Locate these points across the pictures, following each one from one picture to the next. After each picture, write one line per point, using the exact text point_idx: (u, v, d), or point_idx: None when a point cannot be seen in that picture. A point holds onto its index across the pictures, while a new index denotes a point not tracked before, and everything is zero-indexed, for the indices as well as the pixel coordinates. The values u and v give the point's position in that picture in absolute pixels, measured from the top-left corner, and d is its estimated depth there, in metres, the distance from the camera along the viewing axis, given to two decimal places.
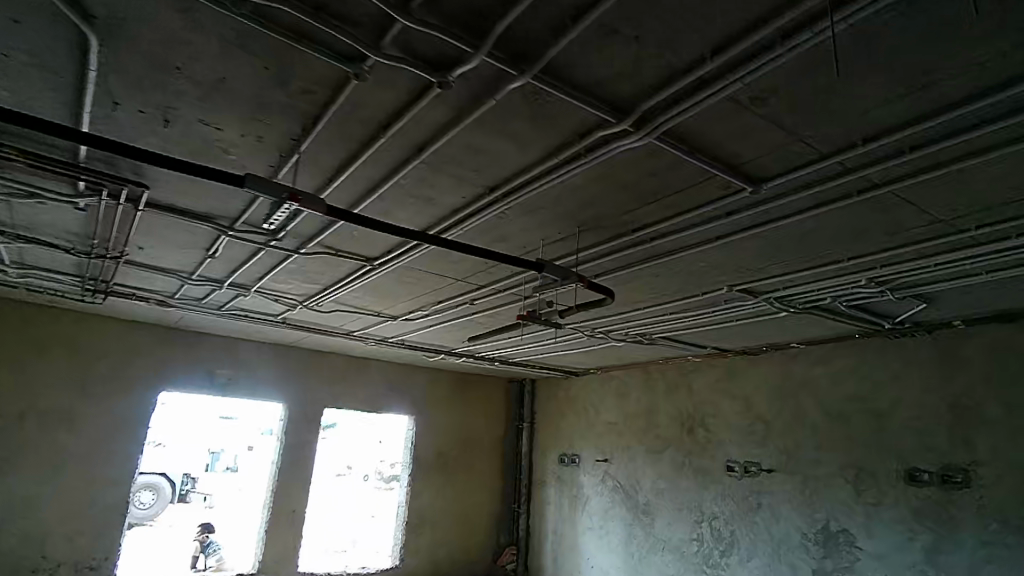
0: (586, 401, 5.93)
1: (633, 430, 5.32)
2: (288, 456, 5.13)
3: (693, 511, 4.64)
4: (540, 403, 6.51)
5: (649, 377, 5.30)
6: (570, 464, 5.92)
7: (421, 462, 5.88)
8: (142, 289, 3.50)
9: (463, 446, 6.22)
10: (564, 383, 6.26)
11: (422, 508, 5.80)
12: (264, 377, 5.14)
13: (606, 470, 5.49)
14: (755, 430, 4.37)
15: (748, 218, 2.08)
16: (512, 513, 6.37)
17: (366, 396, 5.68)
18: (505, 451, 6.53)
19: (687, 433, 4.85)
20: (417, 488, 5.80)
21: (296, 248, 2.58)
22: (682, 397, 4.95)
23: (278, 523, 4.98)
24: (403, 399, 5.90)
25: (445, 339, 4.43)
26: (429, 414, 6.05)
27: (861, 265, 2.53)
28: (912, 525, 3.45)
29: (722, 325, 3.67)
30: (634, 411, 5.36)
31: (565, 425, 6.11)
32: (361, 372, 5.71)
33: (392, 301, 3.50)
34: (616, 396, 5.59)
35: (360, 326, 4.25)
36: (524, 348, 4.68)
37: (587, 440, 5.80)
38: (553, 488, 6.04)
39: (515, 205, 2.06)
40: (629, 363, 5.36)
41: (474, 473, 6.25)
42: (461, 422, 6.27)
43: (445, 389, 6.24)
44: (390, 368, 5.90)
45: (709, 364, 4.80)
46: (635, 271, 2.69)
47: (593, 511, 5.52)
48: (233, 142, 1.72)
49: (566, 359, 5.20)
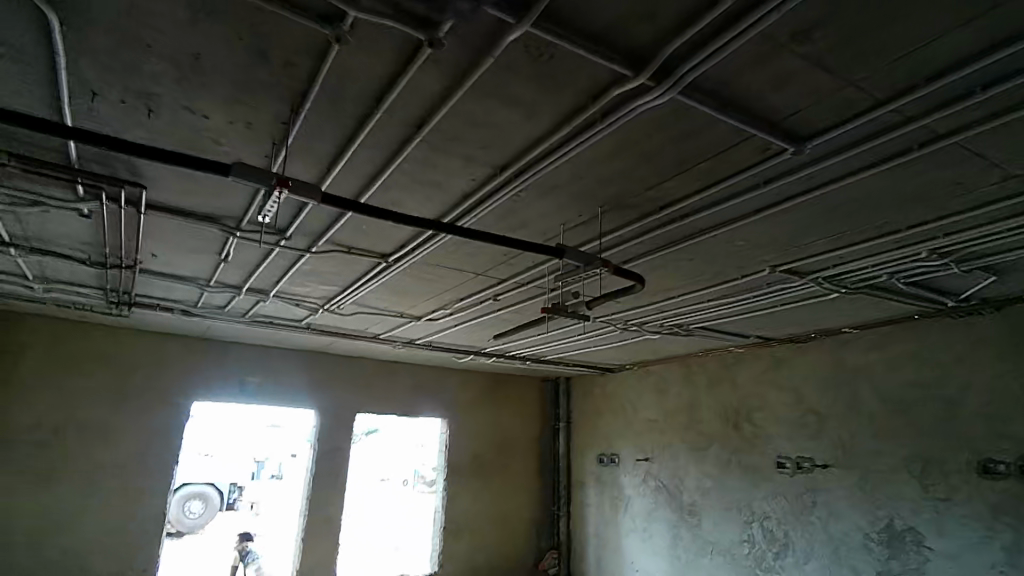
0: (623, 398, 5.71)
1: (675, 426, 5.09)
2: (322, 463, 5.08)
3: (743, 511, 4.38)
4: (576, 401, 6.32)
5: (689, 371, 5.05)
6: (610, 464, 5.71)
7: (457, 466, 5.76)
8: (164, 299, 3.47)
9: (499, 448, 6.08)
10: (600, 380, 6.05)
11: (460, 513, 5.67)
12: (296, 384, 5.11)
13: (648, 470, 5.26)
14: (806, 424, 4.09)
15: (790, 185, 1.87)
16: (552, 516, 6.19)
17: (398, 399, 5.60)
18: (542, 453, 6.36)
19: (732, 428, 4.59)
20: (453, 493, 5.68)
21: (308, 247, 2.48)
22: (725, 391, 4.69)
23: (314, 531, 4.93)
24: (435, 402, 5.80)
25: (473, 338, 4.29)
26: (462, 417, 5.93)
27: (921, 234, 2.27)
28: (989, 522, 3.14)
29: (766, 311, 3.42)
30: (674, 407, 5.12)
31: (602, 424, 5.91)
32: (391, 376, 5.63)
33: (414, 300, 3.38)
34: (655, 392, 5.35)
35: (385, 329, 4.15)
36: (556, 345, 4.50)
37: (626, 438, 5.58)
38: (593, 489, 5.85)
39: (530, 185, 1.90)
40: (666, 357, 5.13)
41: (512, 475, 6.10)
42: (496, 424, 6.13)
43: (478, 390, 6.10)
44: (421, 371, 5.81)
45: (753, 355, 4.53)
46: (667, 255, 2.49)
47: (636, 513, 5.29)
48: (222, 131, 1.61)
49: (600, 355, 5.00)
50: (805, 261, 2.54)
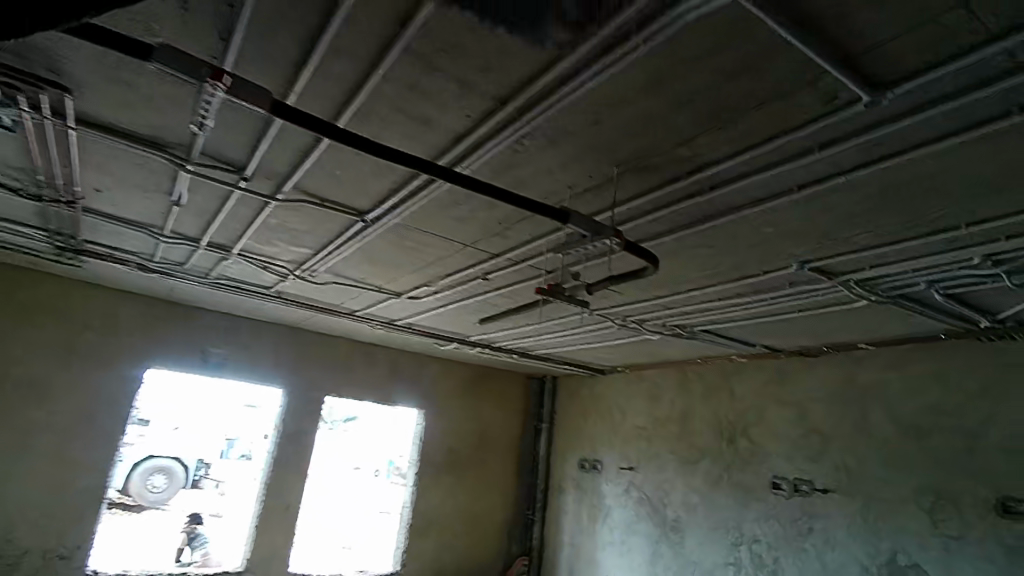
0: (612, 402, 5.41)
1: (665, 436, 4.78)
2: (284, 446, 4.73)
3: (730, 532, 4.08)
4: (562, 402, 6.01)
5: (685, 378, 4.75)
6: (591, 471, 5.40)
7: (430, 460, 5.43)
8: (116, 249, 3.12)
9: (477, 445, 5.75)
10: (588, 381, 5.75)
11: (428, 510, 5.34)
12: (264, 359, 4.75)
13: (632, 480, 4.95)
14: (807, 443, 3.79)
15: (846, 153, 1.56)
16: (526, 521, 5.87)
17: (373, 384, 5.26)
18: (521, 453, 6.03)
19: (726, 442, 4.29)
20: (424, 487, 5.35)
21: (272, 195, 2.12)
22: (723, 402, 4.40)
23: (269, 517, 4.59)
24: (413, 391, 5.46)
25: (459, 323, 3.97)
26: (441, 408, 5.60)
27: (978, 235, 1.97)
28: (1004, 567, 2.85)
29: (780, 317, 3.12)
30: (666, 416, 4.82)
31: (587, 427, 5.60)
32: (368, 359, 5.29)
33: (395, 273, 3.04)
34: (646, 398, 5.05)
35: (363, 305, 3.81)
36: (546, 338, 4.19)
37: (612, 445, 5.27)
38: (571, 496, 5.54)
39: (536, 130, 1.58)
40: (662, 362, 4.83)
41: (487, 475, 5.77)
42: (475, 419, 5.81)
43: (459, 382, 5.78)
44: (401, 356, 5.48)
45: (756, 366, 4.24)
46: (684, 238, 2.18)
47: (615, 525, 4.98)
48: (156, 15, 1.28)
49: (593, 354, 4.69)
50: (838, 259, 2.24)
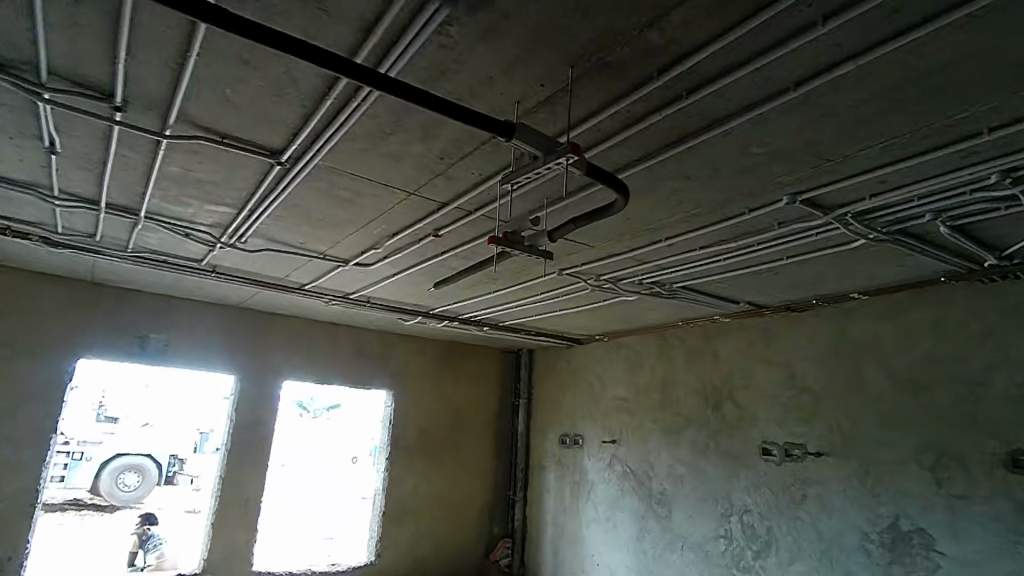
0: (591, 372, 5.12)
1: (647, 405, 4.52)
2: (240, 436, 4.38)
3: (719, 503, 3.85)
4: (539, 376, 5.72)
5: (666, 343, 4.47)
6: (572, 446, 5.14)
7: (401, 443, 5.11)
8: (10, 220, 2.72)
9: (451, 425, 5.45)
10: (565, 352, 5.46)
11: (402, 497, 5.04)
12: (211, 343, 4.37)
13: (615, 453, 4.69)
14: (798, 405, 3.54)
15: (856, 27, 1.23)
16: (507, 501, 5.61)
17: (334, 366, 4.90)
18: (500, 432, 5.74)
19: (712, 408, 4.03)
20: (396, 473, 5.04)
21: (160, 131, 1.75)
22: (706, 366, 4.13)
23: (226, 514, 4.25)
24: (379, 371, 5.12)
25: (418, 291, 3.62)
26: (410, 388, 5.27)
27: (1002, 145, 1.67)
28: (1016, 526, 2.63)
29: (768, 266, 2.82)
30: (647, 385, 4.55)
31: (566, 401, 5.32)
32: (329, 340, 4.92)
33: (335, 236, 2.68)
34: (626, 367, 4.77)
35: (310, 277, 3.45)
36: (516, 305, 3.87)
37: (592, 418, 5.00)
38: (553, 474, 5.27)
39: (463, 13, 1.23)
40: (641, 327, 4.54)
41: (464, 456, 5.48)
42: (449, 398, 5.49)
43: (429, 360, 5.44)
44: (364, 335, 5.12)
45: (740, 326, 3.96)
46: (659, 168, 1.84)
47: (599, 502, 4.73)
48: None
49: (567, 322, 4.38)
50: (837, 187, 1.92)
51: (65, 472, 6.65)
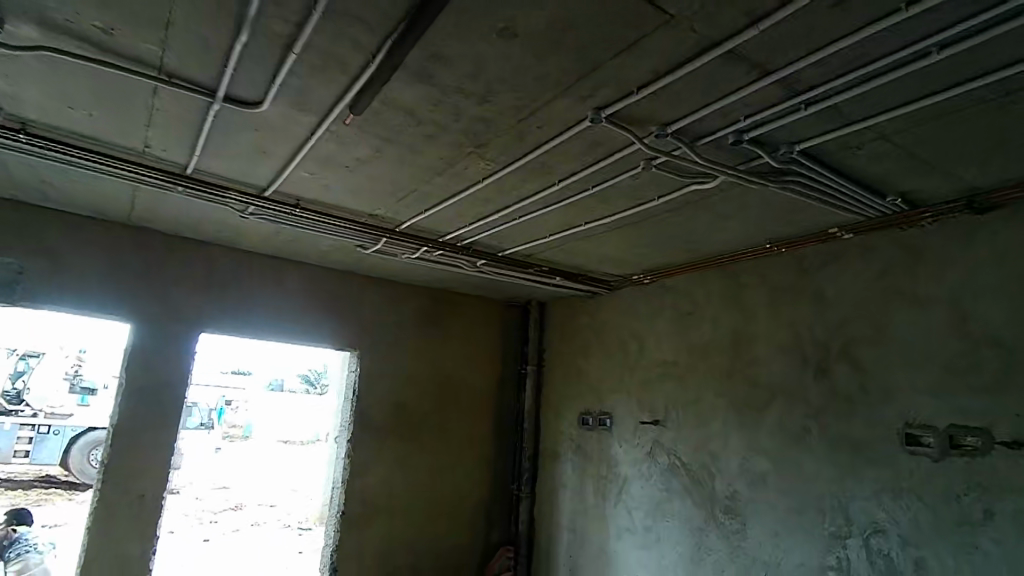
0: (625, 329, 3.78)
1: (708, 372, 3.17)
2: (132, 408, 3.12)
3: (827, 515, 2.55)
4: (553, 337, 4.40)
5: (738, 284, 3.11)
6: (596, 428, 3.84)
7: (369, 423, 3.85)
8: None
9: (438, 399, 4.17)
10: (588, 304, 4.13)
11: (371, 493, 3.80)
12: (89, 274, 3.11)
13: (658, 439, 3.38)
14: (977, 367, 2.19)
15: None
16: (510, 499, 4.33)
17: (272, 316, 3.61)
18: (501, 410, 4.44)
19: (815, 375, 2.68)
20: (362, 460, 3.79)
21: None
22: (806, 312, 2.77)
23: (111, 514, 3.02)
24: (338, 327, 3.83)
25: (366, 179, 2.28)
26: (383, 349, 3.99)
27: None
28: None
29: (1008, 79, 1.44)
30: (710, 343, 3.19)
31: (588, 367, 4.02)
32: (266, 281, 3.63)
33: (149, 5, 1.35)
34: (677, 318, 3.42)
35: (185, 149, 2.13)
36: (521, 208, 2.50)
37: (625, 392, 3.68)
38: (570, 464, 3.99)
39: None
40: (701, 260, 3.18)
41: (453, 438, 4.19)
42: (435, 364, 4.21)
43: (408, 313, 4.14)
44: (320, 276, 3.82)
45: (865, 247, 2.57)
46: None
47: (633, 505, 3.44)
48: None
49: (597, 247, 3.03)
50: None
51: (33, 447, 6.19)
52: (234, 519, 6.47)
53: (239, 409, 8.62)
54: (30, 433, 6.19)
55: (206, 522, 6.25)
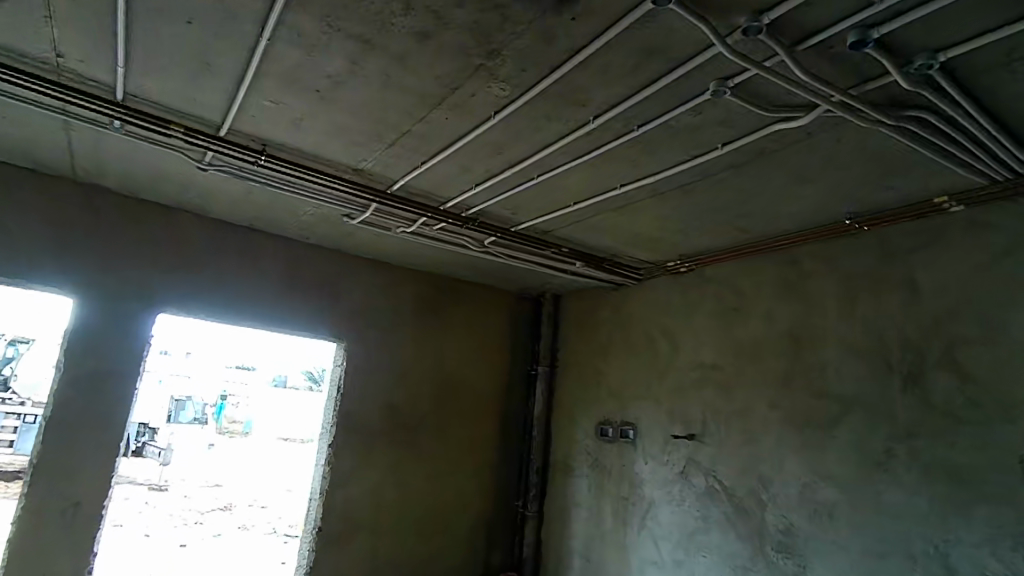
0: (654, 326, 3.25)
1: (759, 378, 2.65)
2: (69, 397, 2.63)
3: (918, 563, 2.01)
4: (569, 334, 3.87)
5: (799, 272, 2.58)
6: (617, 439, 3.31)
7: (355, 426, 3.33)
8: None
9: (436, 400, 3.65)
10: (611, 297, 3.60)
11: (355, 507, 3.28)
12: (24, 236, 2.62)
13: (692, 456, 2.85)
14: None
15: None
16: (514, 518, 3.79)
17: (242, 296, 3.10)
18: (507, 415, 3.91)
19: (903, 383, 2.15)
20: (346, 468, 3.27)
21: None
22: (891, 306, 2.24)
23: (36, 523, 2.52)
24: (320, 313, 3.32)
25: (348, 115, 1.78)
26: (376, 340, 3.48)
27: None
28: None
29: None
30: (761, 344, 2.67)
31: (609, 369, 3.49)
32: (239, 256, 3.13)
33: None
34: (719, 314, 2.89)
35: (107, 59, 1.64)
36: (542, 163, 1.99)
37: (653, 399, 3.15)
38: (585, 481, 3.46)
39: None
40: (754, 244, 2.65)
41: (452, 445, 3.66)
42: (434, 361, 3.68)
43: (405, 301, 3.62)
44: (304, 253, 3.32)
45: (975, 223, 2.05)
46: None
47: (661, 535, 2.90)
48: None
49: (630, 223, 2.51)
50: None
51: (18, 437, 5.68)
52: (221, 520, 5.97)
53: (240, 403, 7.89)
54: (15, 423, 5.71)
55: (187, 523, 5.73)
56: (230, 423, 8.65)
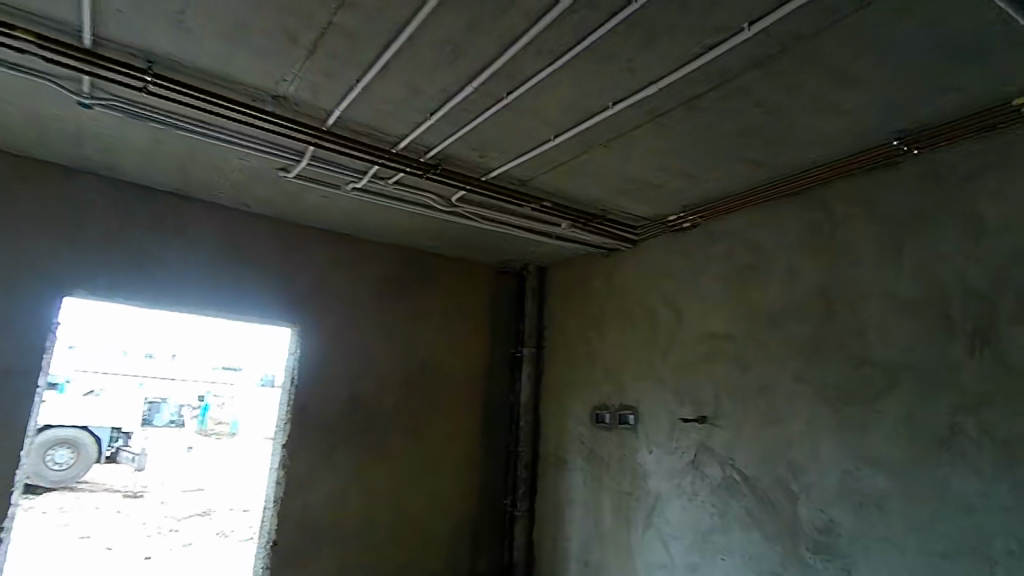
0: (652, 295, 2.82)
1: (781, 347, 2.23)
2: None
3: (998, 565, 1.60)
4: (556, 310, 3.43)
5: (826, 218, 2.16)
6: (615, 427, 2.88)
7: (313, 423, 2.88)
8: None
9: (408, 389, 3.20)
10: (602, 264, 3.16)
11: (317, 517, 2.83)
12: None
13: (705, 442, 2.43)
14: None
15: None
16: (503, 519, 3.36)
17: (170, 275, 2.62)
18: (489, 405, 3.47)
19: (966, 342, 1.74)
20: (305, 473, 2.82)
21: None
22: (946, 249, 1.82)
23: None
24: (268, 293, 2.85)
25: (243, 6, 1.33)
26: (335, 323, 3.02)
27: None
28: None
29: None
30: (782, 306, 2.25)
31: (601, 347, 3.06)
32: (166, 229, 2.64)
33: None
34: (730, 274, 2.47)
35: None
36: (508, 74, 1.55)
37: (655, 378, 2.73)
38: (580, 474, 3.03)
39: None
40: (769, 187, 2.22)
41: (428, 440, 3.22)
42: (404, 345, 3.22)
43: (367, 277, 3.15)
44: (245, 224, 2.84)
45: None
46: None
47: (672, 535, 2.49)
48: None
49: (623, 166, 2.07)
50: None
51: None
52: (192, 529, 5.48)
53: (225, 404, 7.45)
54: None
55: (158, 533, 4.88)
56: (215, 424, 7.51)
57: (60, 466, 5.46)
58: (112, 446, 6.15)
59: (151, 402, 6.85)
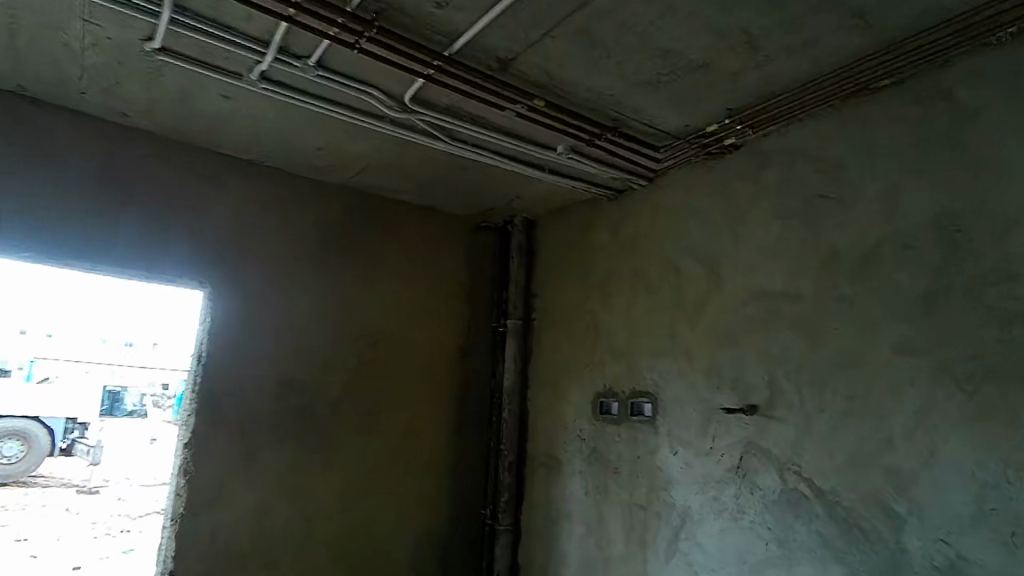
0: (677, 245, 2.14)
1: (868, 304, 1.56)
2: None
3: None
4: (549, 271, 2.73)
5: (937, 117, 1.49)
6: (627, 420, 2.20)
7: (228, 413, 2.17)
8: None
9: (357, 370, 2.49)
10: (608, 211, 2.46)
11: (232, 539, 2.13)
12: None
13: (755, 441, 1.76)
14: None
15: None
16: (480, 533, 2.69)
17: (12, 211, 1.89)
18: (464, 390, 2.78)
19: None
20: (216, 481, 2.12)
21: None
22: None
23: None
24: (163, 239, 2.12)
25: None
26: (259, 281, 2.30)
27: None
28: None
29: None
30: (872, 248, 1.58)
31: (608, 317, 2.38)
32: (12, 142, 1.91)
33: None
34: (788, 211, 1.79)
35: None
36: None
37: (682, 353, 2.04)
38: (580, 480, 2.35)
39: None
40: (858, 70, 1.54)
41: (383, 435, 2.52)
42: (352, 315, 2.51)
43: (304, 225, 2.44)
44: (133, 145, 2.11)
45: None
46: None
47: (709, 568, 1.82)
48: None
49: (653, 25, 1.38)
50: None
51: None
52: None
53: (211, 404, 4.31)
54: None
55: (107, 533, 3.51)
56: None
57: (6, 462, 4.36)
58: (68, 437, 4.52)
59: (109, 391, 4.42)
